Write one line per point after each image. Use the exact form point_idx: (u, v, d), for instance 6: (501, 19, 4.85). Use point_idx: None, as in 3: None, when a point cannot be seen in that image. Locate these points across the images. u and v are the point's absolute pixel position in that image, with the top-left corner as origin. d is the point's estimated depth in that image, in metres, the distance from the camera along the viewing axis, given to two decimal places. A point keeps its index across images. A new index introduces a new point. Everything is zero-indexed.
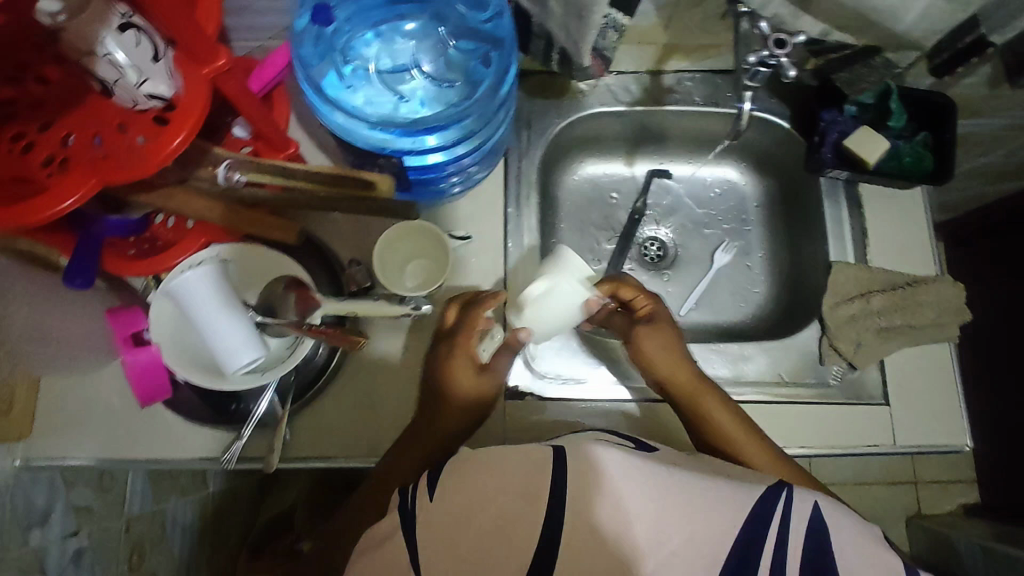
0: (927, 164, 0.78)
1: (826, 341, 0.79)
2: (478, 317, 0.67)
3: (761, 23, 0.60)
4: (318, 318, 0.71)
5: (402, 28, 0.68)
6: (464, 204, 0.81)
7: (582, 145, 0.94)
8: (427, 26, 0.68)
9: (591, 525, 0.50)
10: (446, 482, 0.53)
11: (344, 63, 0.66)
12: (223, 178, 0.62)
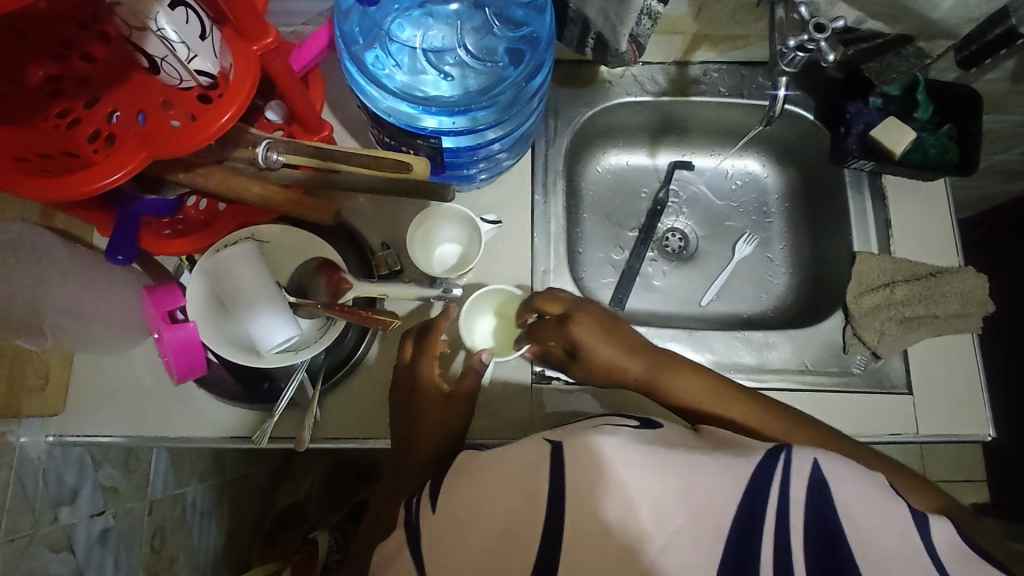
0: (951, 156, 0.79)
1: (850, 330, 0.79)
2: (435, 340, 0.68)
3: (801, 8, 0.61)
4: (349, 299, 0.71)
5: (446, 10, 0.69)
6: (491, 191, 0.82)
7: (606, 135, 0.95)
8: (470, 10, 0.69)
9: (592, 503, 0.48)
10: (447, 489, 0.54)
11: (386, 42, 0.67)
12: (262, 158, 0.63)
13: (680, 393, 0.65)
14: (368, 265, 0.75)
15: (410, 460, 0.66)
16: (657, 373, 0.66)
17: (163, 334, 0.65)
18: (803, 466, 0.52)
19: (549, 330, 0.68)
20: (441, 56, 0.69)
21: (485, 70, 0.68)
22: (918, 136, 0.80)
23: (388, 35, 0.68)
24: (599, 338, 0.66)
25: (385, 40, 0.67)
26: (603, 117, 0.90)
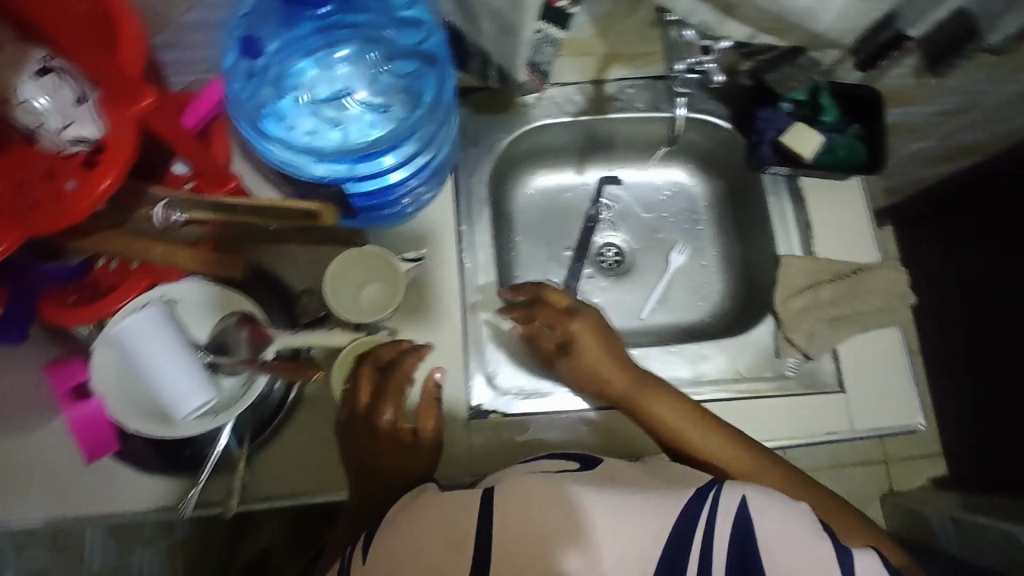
0: (860, 155, 0.80)
1: (781, 334, 0.80)
2: (398, 379, 0.67)
3: (686, 31, 0.60)
4: (272, 353, 0.69)
5: (334, 54, 0.67)
6: (415, 225, 0.80)
7: (533, 157, 0.94)
8: (361, 50, 0.67)
9: (517, 539, 0.52)
10: (380, 542, 0.54)
11: (281, 98, 0.66)
12: (161, 218, 0.62)
13: (657, 413, 0.68)
14: (290, 314, 0.73)
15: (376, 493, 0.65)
16: (630, 388, 0.69)
17: (68, 410, 0.67)
18: (729, 504, 0.54)
19: (550, 316, 0.73)
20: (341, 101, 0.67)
21: (388, 109, 0.67)
22: (829, 137, 0.82)
23: (279, 88, 0.66)
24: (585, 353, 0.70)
25: (278, 93, 0.66)
26: (526, 140, 0.90)
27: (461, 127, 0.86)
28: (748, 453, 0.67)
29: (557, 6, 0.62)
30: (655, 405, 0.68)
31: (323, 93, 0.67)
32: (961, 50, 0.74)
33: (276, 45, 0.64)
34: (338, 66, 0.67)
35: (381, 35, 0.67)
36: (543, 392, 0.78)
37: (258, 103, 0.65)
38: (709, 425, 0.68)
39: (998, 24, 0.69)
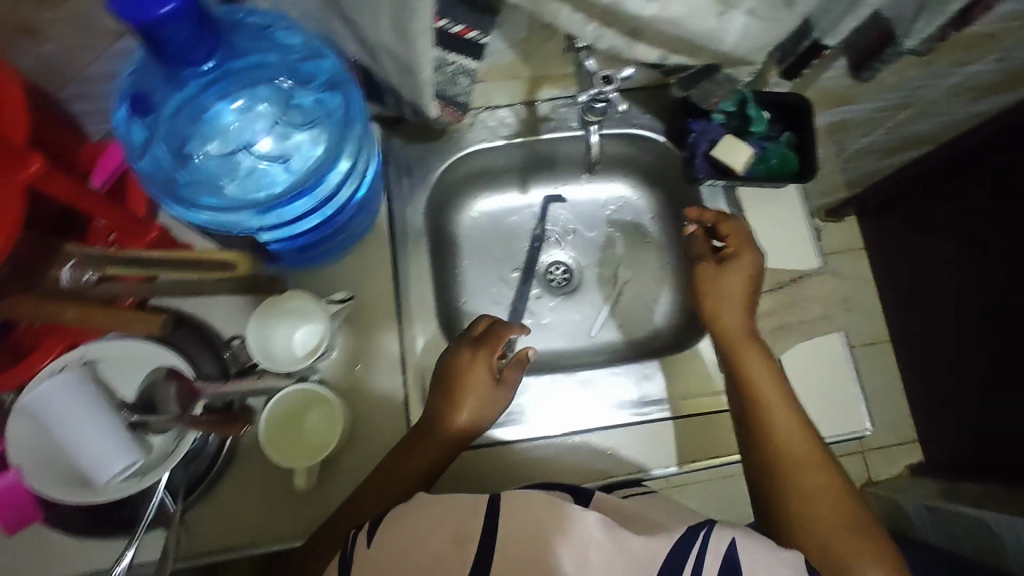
0: (791, 163, 0.81)
1: (721, 348, 0.82)
2: (506, 332, 0.72)
3: (586, 62, 0.61)
4: (200, 407, 0.68)
5: (232, 104, 0.61)
6: (348, 262, 0.79)
7: (473, 181, 0.93)
8: (258, 92, 0.61)
9: (519, 538, 0.50)
10: (384, 527, 0.53)
11: (192, 161, 0.61)
12: (70, 280, 0.59)
13: (747, 371, 0.70)
14: (221, 360, 0.72)
15: (393, 471, 0.67)
16: (745, 338, 0.72)
17: None
18: (718, 547, 0.52)
19: (698, 246, 0.78)
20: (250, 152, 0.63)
21: (300, 154, 0.63)
22: (761, 148, 0.81)
23: (178, 151, 0.61)
24: (738, 297, 0.73)
25: (179, 156, 0.61)
26: (462, 166, 0.89)
27: (393, 158, 0.85)
28: (826, 463, 0.65)
29: (469, 37, 0.64)
30: (753, 358, 0.70)
31: (227, 148, 0.62)
32: (882, 54, 0.74)
33: (170, 109, 0.59)
34: (239, 117, 0.62)
35: (280, 79, 0.62)
36: (516, 421, 0.79)
37: (173, 172, 0.61)
38: (793, 417, 0.67)
39: (912, 31, 0.67)
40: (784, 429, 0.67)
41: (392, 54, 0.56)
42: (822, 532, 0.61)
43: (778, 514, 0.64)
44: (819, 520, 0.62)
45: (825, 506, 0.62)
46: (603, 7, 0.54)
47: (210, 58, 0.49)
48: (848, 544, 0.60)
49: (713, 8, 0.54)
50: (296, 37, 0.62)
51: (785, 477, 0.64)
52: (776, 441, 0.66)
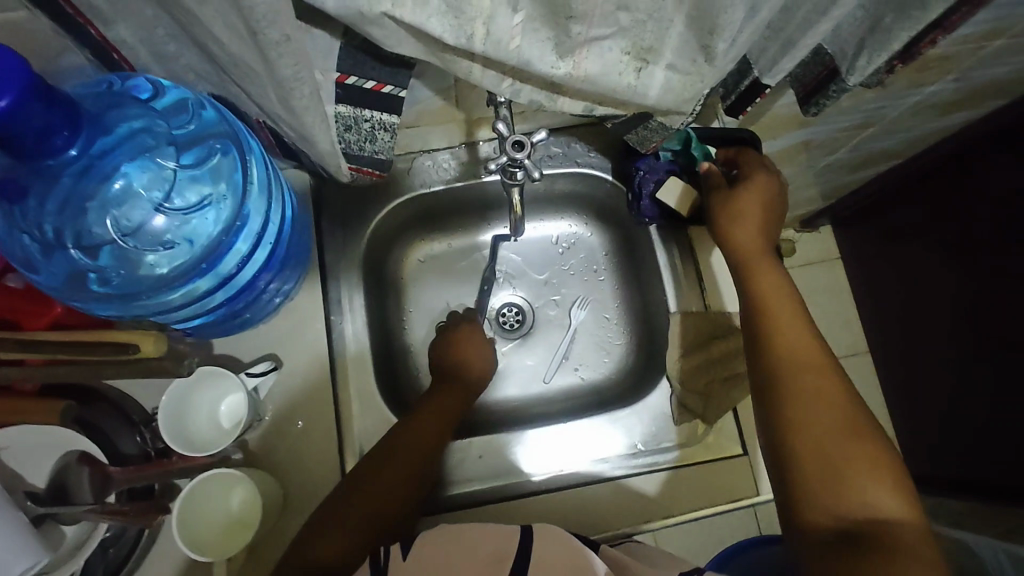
0: None
1: (676, 400, 0.78)
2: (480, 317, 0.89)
3: (498, 126, 0.56)
4: (113, 495, 0.64)
5: (113, 185, 0.56)
6: (277, 324, 0.74)
7: (416, 225, 0.88)
8: (140, 164, 0.57)
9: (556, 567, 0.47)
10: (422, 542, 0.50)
11: (87, 255, 0.57)
12: None
13: (761, 286, 0.66)
14: (140, 435, 0.68)
15: (421, 425, 0.71)
16: (758, 253, 0.68)
17: None
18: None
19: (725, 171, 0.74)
20: (131, 239, 0.57)
21: (193, 234, 0.59)
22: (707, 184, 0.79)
23: (44, 240, 0.54)
24: (752, 217, 0.69)
25: (45, 244, 0.55)
26: (401, 212, 0.84)
27: (325, 208, 0.80)
28: (833, 371, 0.59)
29: (384, 91, 0.60)
30: (761, 268, 0.67)
31: (103, 235, 0.57)
32: (826, 91, 0.70)
33: (50, 208, 0.54)
34: (125, 197, 0.57)
35: (164, 159, 0.57)
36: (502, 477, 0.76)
37: (71, 272, 0.56)
38: (805, 329, 0.62)
39: (854, 67, 0.63)
40: (797, 337, 0.61)
41: (291, 125, 0.51)
42: (818, 428, 0.55)
43: (778, 414, 0.57)
44: (815, 420, 0.56)
45: (825, 413, 0.56)
46: (515, 67, 0.51)
47: (74, 145, 0.45)
48: (850, 450, 0.53)
49: (630, 64, 0.50)
50: (184, 109, 0.58)
51: (789, 377, 0.58)
52: (782, 344, 0.61)
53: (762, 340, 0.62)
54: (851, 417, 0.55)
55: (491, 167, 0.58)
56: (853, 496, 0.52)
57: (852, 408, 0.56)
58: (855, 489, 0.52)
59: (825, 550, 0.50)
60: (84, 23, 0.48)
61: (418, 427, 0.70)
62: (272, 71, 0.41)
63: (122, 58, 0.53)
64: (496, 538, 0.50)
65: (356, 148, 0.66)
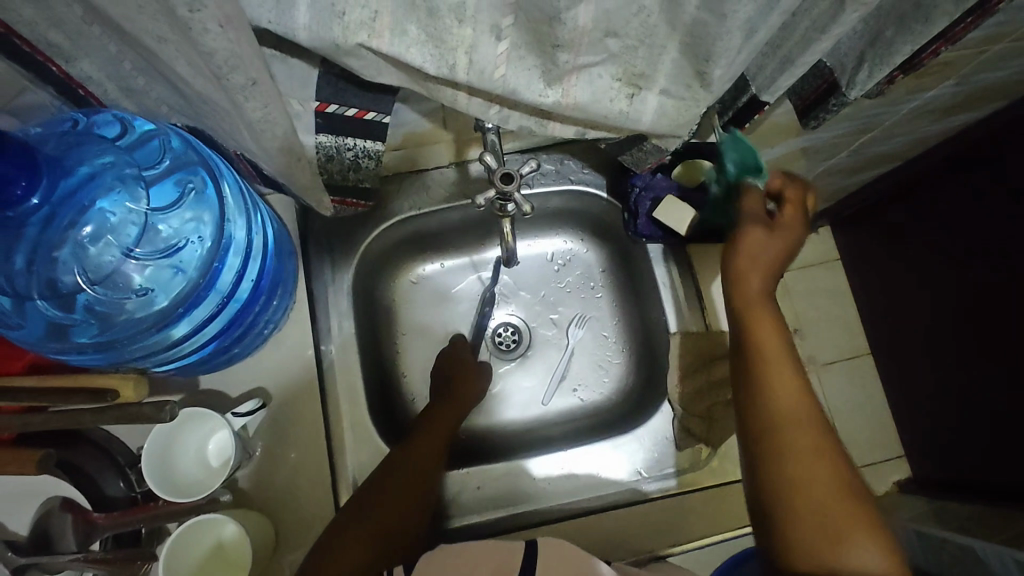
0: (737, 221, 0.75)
1: (678, 423, 0.77)
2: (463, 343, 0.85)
3: (486, 157, 0.54)
4: (99, 542, 0.63)
5: (82, 233, 0.53)
6: (265, 357, 0.72)
7: (406, 248, 0.86)
8: (111, 206, 0.54)
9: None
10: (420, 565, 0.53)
11: (64, 304, 0.54)
12: None
13: (752, 326, 0.57)
14: (125, 479, 0.66)
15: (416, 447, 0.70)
16: (756, 299, 0.58)
17: None
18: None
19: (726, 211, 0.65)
20: (100, 285, 0.55)
21: (169, 280, 0.57)
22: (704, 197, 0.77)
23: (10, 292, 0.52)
24: (756, 264, 0.59)
25: (18, 298, 0.53)
26: (392, 235, 0.82)
27: (313, 234, 0.78)
28: (823, 425, 0.53)
29: (367, 118, 0.57)
30: (764, 325, 0.57)
31: (72, 283, 0.54)
32: (826, 104, 0.67)
33: (21, 260, 0.52)
34: (95, 245, 0.54)
35: (133, 202, 0.55)
36: (505, 505, 0.75)
37: (48, 321, 0.55)
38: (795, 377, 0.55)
39: (855, 81, 0.61)
40: (789, 392, 0.54)
41: (266, 161, 0.49)
42: (817, 512, 0.49)
43: (774, 478, 0.51)
44: (814, 502, 0.50)
45: (822, 487, 0.50)
46: (501, 95, 0.48)
47: (35, 194, 0.42)
48: (844, 521, 0.49)
49: (621, 90, 0.48)
50: (153, 147, 0.55)
51: (786, 450, 0.52)
52: (772, 396, 0.54)
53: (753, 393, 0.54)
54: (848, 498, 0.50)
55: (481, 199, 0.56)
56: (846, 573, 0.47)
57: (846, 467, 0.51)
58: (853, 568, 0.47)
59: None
60: (45, 61, 0.46)
61: (412, 452, 0.69)
62: (240, 113, 0.39)
63: (89, 93, 0.50)
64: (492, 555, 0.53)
65: (340, 178, 0.63)
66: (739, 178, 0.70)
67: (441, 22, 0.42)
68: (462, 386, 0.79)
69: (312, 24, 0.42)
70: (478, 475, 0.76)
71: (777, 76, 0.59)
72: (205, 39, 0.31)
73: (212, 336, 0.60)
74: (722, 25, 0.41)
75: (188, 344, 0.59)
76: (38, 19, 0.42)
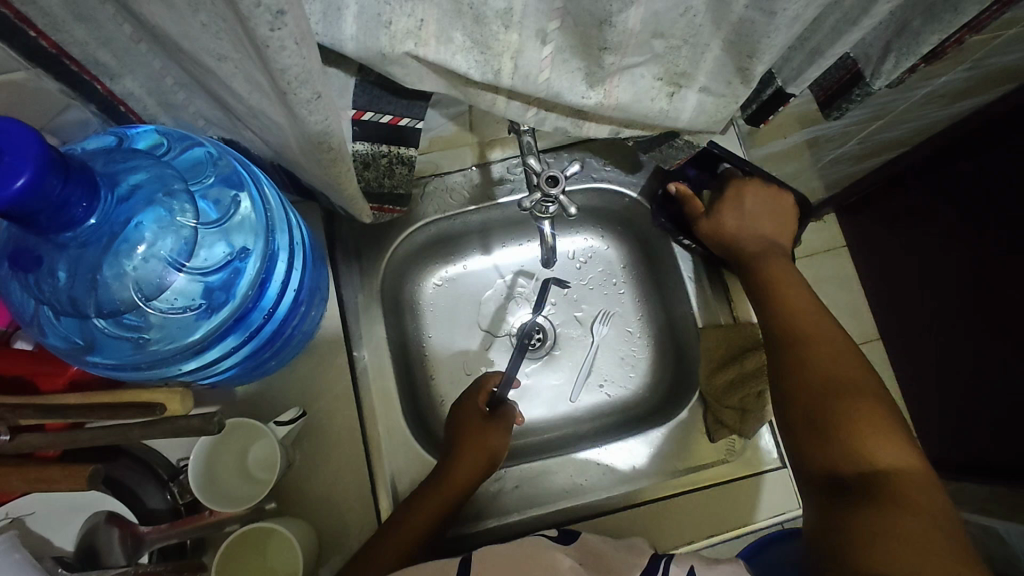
0: None
1: (710, 416, 0.77)
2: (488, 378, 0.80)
3: (529, 161, 0.55)
4: (146, 555, 0.62)
5: (132, 252, 0.50)
6: (300, 364, 0.73)
7: (431, 251, 0.86)
8: (159, 223, 0.50)
9: None
10: None
11: (109, 319, 0.52)
12: None
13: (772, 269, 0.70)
14: (169, 491, 0.67)
15: (414, 516, 0.66)
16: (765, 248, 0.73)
17: None
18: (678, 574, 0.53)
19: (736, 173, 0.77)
20: (152, 303, 0.53)
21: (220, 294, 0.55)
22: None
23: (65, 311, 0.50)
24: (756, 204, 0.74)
25: (64, 313, 0.50)
26: (418, 237, 0.83)
27: (340, 241, 0.79)
28: (829, 335, 0.62)
29: (401, 125, 0.57)
30: (773, 262, 0.71)
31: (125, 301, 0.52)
32: (850, 94, 0.68)
33: (63, 272, 0.48)
34: (142, 264, 0.51)
35: (185, 217, 0.52)
36: (541, 502, 0.76)
37: (89, 335, 0.53)
38: (812, 310, 0.65)
39: (880, 71, 0.62)
40: (809, 319, 0.64)
41: (311, 171, 0.49)
42: (818, 373, 0.59)
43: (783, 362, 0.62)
44: (817, 364, 0.59)
45: (823, 364, 0.59)
46: (541, 97, 0.49)
47: (92, 215, 0.43)
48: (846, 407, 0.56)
49: (662, 90, 0.49)
50: (201, 169, 0.55)
51: (791, 341, 0.62)
52: (782, 310, 0.66)
53: (771, 316, 0.66)
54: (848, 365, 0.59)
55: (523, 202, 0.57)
56: (843, 453, 0.54)
57: (864, 378, 0.58)
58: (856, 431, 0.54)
59: (817, 503, 0.54)
60: (91, 79, 0.46)
61: (409, 521, 0.66)
62: (301, 127, 0.39)
63: (129, 109, 0.51)
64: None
65: (375, 186, 0.64)
66: None
67: (488, 28, 0.42)
68: (483, 438, 0.74)
69: (360, 35, 0.41)
70: (513, 476, 0.77)
71: (804, 69, 0.60)
72: (280, 56, 0.31)
73: (254, 348, 0.60)
74: (770, 22, 0.42)
75: (223, 361, 0.59)
76: (88, 38, 0.42)
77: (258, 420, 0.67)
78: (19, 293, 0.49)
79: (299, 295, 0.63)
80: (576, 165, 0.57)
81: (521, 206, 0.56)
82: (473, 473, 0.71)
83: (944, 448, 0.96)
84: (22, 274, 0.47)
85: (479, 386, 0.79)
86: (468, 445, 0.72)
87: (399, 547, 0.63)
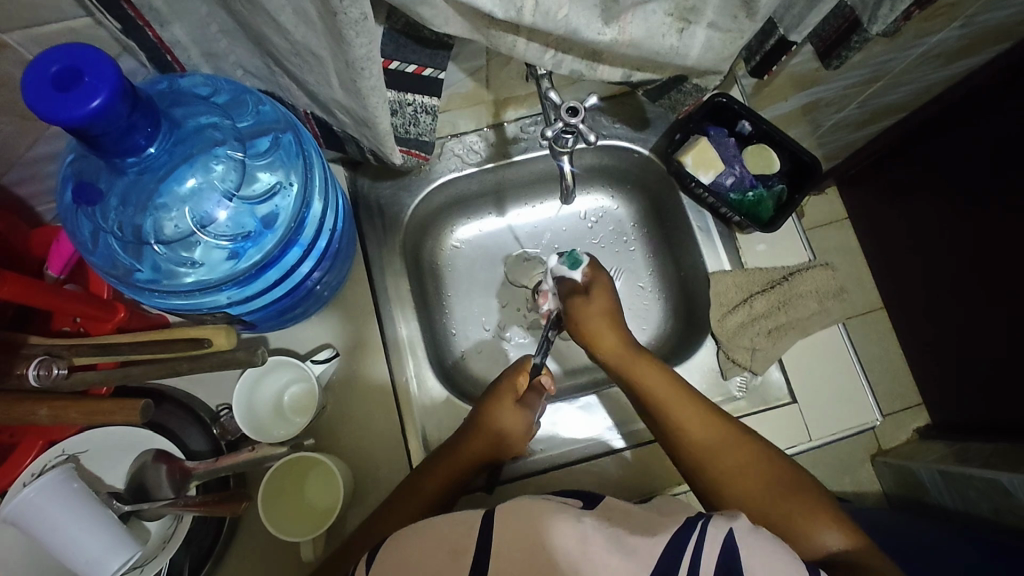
0: (761, 213, 0.82)
1: (723, 354, 0.81)
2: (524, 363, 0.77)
3: (550, 95, 0.59)
4: (193, 489, 0.66)
5: (181, 186, 0.56)
6: (328, 315, 0.77)
7: (447, 212, 0.90)
8: (203, 167, 0.56)
9: (512, 552, 0.48)
10: (383, 559, 0.51)
11: (155, 250, 0.58)
12: (38, 379, 0.52)
13: (641, 383, 0.71)
14: (211, 432, 0.70)
15: (420, 487, 0.67)
16: (483, 422, 0.70)
17: None
18: (717, 535, 0.50)
19: (765, 157, 0.83)
20: (206, 230, 0.58)
21: (255, 235, 0.59)
22: (750, 187, 0.83)
23: (129, 236, 0.56)
24: (507, 401, 0.72)
25: (123, 241, 0.57)
26: (434, 197, 0.86)
27: (364, 200, 0.83)
28: (715, 416, 0.68)
29: (425, 75, 0.61)
30: (502, 403, 0.71)
31: (183, 227, 0.57)
32: (848, 42, 0.71)
33: (119, 199, 0.54)
34: (189, 196, 0.57)
35: (233, 150, 0.57)
36: (554, 433, 0.80)
37: (139, 265, 0.58)
38: (704, 414, 0.68)
39: (878, 16, 0.63)
40: (686, 415, 0.68)
41: (348, 110, 0.54)
42: (736, 462, 0.65)
43: (694, 453, 0.67)
44: (724, 457, 0.65)
45: (732, 453, 0.65)
46: (559, 37, 0.51)
47: (152, 143, 0.46)
48: (793, 509, 0.60)
49: (673, 25, 0.52)
50: (243, 104, 0.59)
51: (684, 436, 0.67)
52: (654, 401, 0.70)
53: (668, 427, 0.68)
54: (754, 446, 0.66)
55: (546, 135, 0.60)
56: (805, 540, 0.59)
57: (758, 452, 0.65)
58: (807, 521, 0.59)
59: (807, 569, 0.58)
60: (143, 25, 0.48)
61: (416, 491, 0.67)
62: (347, 52, 0.43)
63: (175, 58, 0.54)
64: (452, 531, 0.50)
65: (401, 132, 0.67)
66: (740, 203, 0.82)
67: None
68: (496, 418, 0.71)
69: None
70: None
71: (805, 14, 0.63)
72: None
73: (281, 295, 0.65)
74: None
75: (247, 306, 0.63)
76: None
77: (295, 359, 0.72)
78: (84, 221, 0.55)
79: (324, 255, 0.66)
80: (595, 99, 0.60)
81: (544, 137, 0.60)
82: (480, 457, 0.70)
83: (945, 406, 0.97)
84: (90, 207, 0.54)
85: (516, 369, 0.75)
86: (481, 424, 0.70)
87: (411, 511, 0.65)
